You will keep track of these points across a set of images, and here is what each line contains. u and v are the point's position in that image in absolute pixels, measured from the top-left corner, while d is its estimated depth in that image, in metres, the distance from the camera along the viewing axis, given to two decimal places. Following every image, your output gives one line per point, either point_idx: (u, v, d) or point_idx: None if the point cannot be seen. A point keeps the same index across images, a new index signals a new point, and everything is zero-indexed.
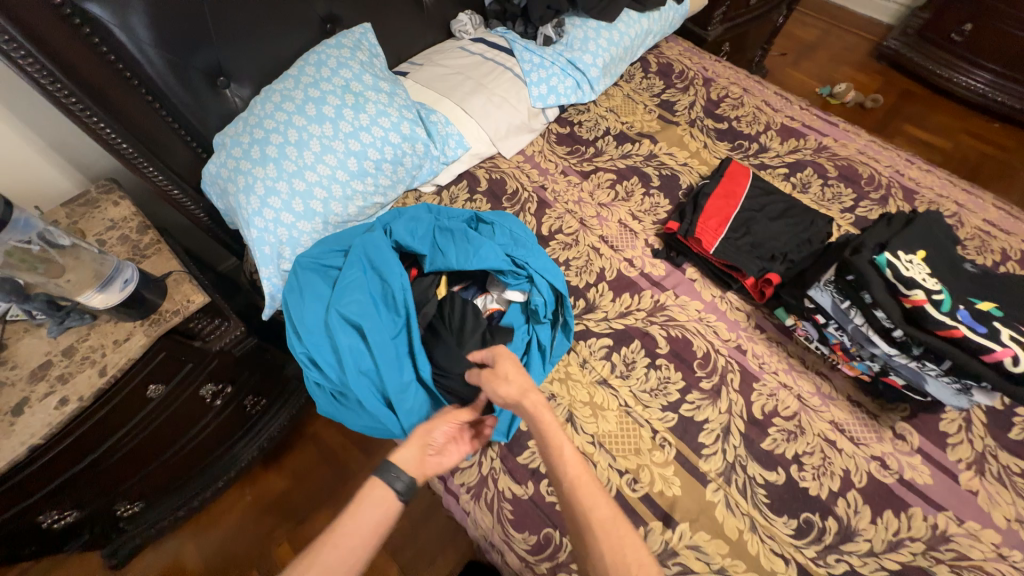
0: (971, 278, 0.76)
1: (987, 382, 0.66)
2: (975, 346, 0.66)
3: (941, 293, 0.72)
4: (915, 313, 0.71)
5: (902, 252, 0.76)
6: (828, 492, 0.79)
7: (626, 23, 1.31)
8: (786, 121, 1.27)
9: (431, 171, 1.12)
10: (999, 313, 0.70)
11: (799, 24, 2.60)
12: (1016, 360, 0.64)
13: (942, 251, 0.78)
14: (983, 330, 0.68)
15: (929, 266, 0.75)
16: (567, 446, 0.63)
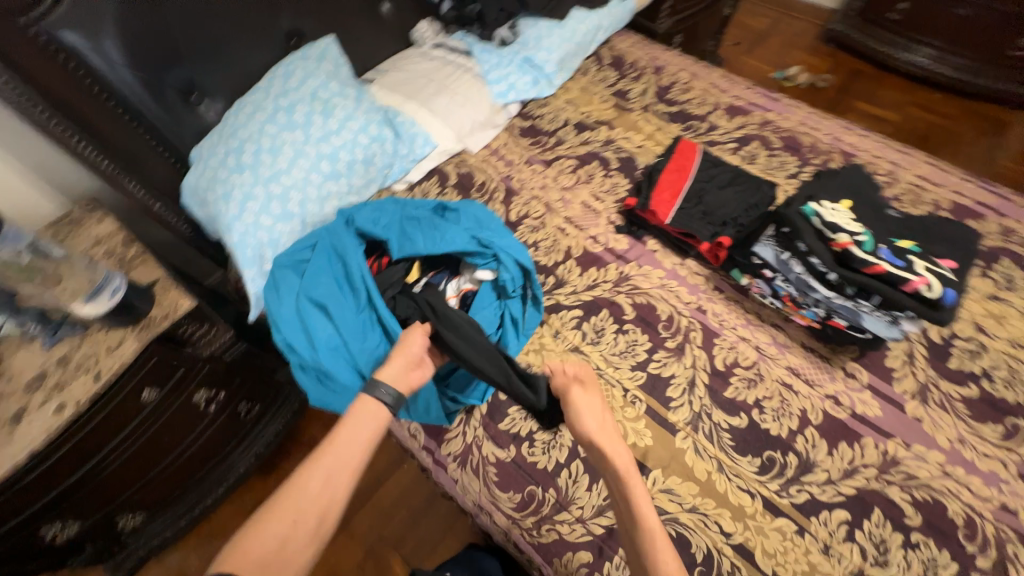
0: (891, 223, 0.85)
1: (910, 310, 0.75)
2: (895, 278, 0.76)
3: (864, 235, 0.81)
4: (843, 255, 0.80)
5: (827, 201, 0.85)
6: (788, 431, 0.85)
7: (576, 20, 1.40)
8: (733, 101, 1.36)
9: (402, 168, 1.18)
10: (915, 249, 0.80)
11: (750, 14, 2.73)
12: (928, 286, 0.74)
13: (862, 198, 0.87)
14: (901, 264, 0.77)
15: (851, 212, 0.84)
16: (660, 531, 0.64)
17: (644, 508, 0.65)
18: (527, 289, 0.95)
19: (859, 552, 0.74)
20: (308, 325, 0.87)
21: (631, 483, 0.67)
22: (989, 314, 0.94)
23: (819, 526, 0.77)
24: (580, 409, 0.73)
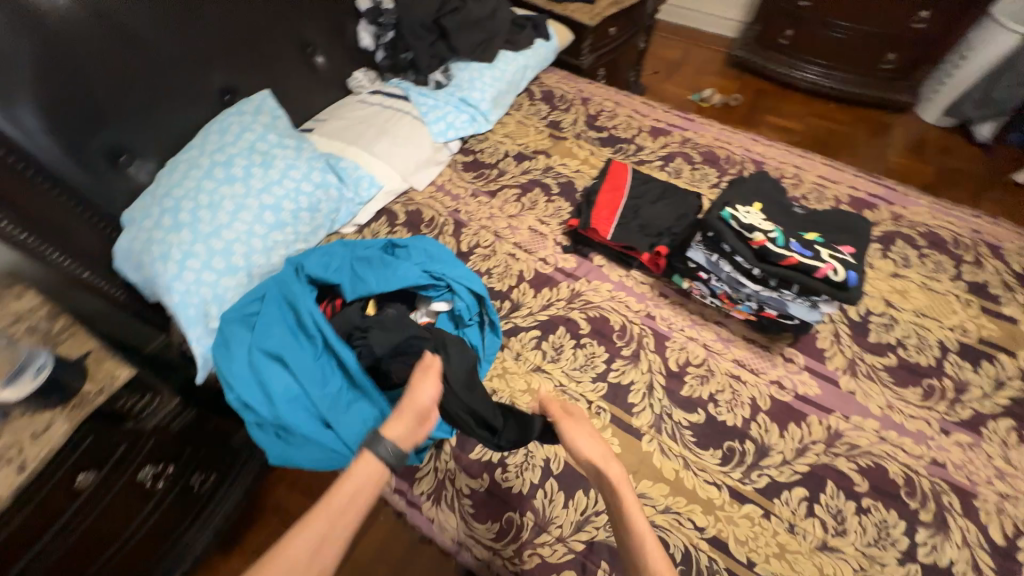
0: (798, 219, 0.96)
1: (826, 294, 0.84)
2: (808, 267, 0.84)
3: (775, 232, 0.90)
4: (762, 252, 0.88)
5: (740, 205, 0.94)
6: (742, 420, 0.90)
7: (505, 61, 1.50)
8: (655, 123, 1.50)
9: (349, 212, 1.20)
10: (820, 240, 0.90)
11: (663, 46, 3.02)
12: (835, 271, 0.83)
13: (770, 199, 0.98)
14: (810, 254, 0.86)
15: (763, 213, 0.94)
16: (654, 545, 0.68)
17: (640, 526, 0.70)
18: (483, 315, 0.97)
19: (820, 525, 0.79)
20: (263, 379, 0.84)
21: (626, 503, 0.72)
22: (894, 290, 1.07)
23: (783, 507, 0.81)
24: (578, 434, 0.77)
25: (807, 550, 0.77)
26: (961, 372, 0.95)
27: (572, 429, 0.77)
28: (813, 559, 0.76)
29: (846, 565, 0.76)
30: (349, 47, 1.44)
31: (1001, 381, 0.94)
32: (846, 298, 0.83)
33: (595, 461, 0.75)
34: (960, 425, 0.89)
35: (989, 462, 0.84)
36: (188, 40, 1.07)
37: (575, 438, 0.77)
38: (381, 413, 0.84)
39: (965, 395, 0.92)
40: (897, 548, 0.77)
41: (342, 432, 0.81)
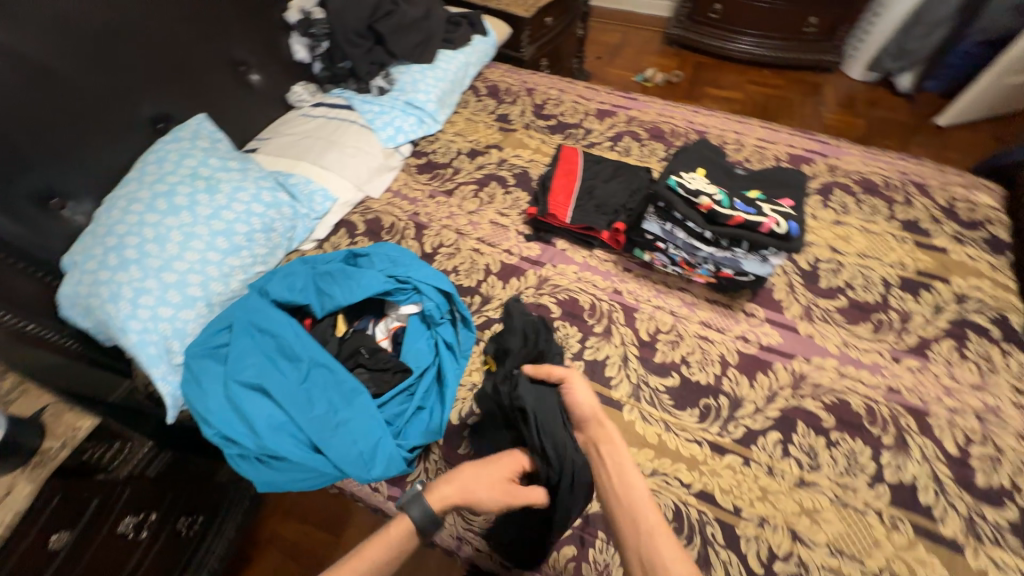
0: (740, 179, 1.00)
1: (773, 247, 0.88)
2: (752, 223, 0.88)
3: (719, 194, 0.94)
4: (709, 214, 0.91)
5: (684, 173, 0.98)
6: (714, 377, 0.95)
7: (446, 60, 1.51)
8: (600, 106, 1.53)
9: (306, 229, 1.18)
10: (762, 197, 0.95)
11: (602, 31, 3.08)
12: (777, 224, 0.87)
13: (713, 164, 1.02)
14: (754, 211, 0.90)
15: (707, 178, 0.98)
16: (648, 504, 0.67)
17: (636, 479, 0.70)
18: (454, 311, 0.98)
19: (795, 463, 0.84)
20: (240, 410, 0.77)
21: (618, 456, 0.73)
22: (838, 236, 1.13)
23: (760, 452, 0.85)
24: (578, 392, 0.80)
25: (787, 488, 0.81)
26: (904, 303, 1.02)
27: (572, 378, 0.81)
28: (794, 496, 0.80)
29: (823, 496, 0.80)
30: (285, 63, 1.41)
31: (940, 306, 1.02)
32: (791, 248, 0.88)
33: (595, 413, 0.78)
34: (908, 351, 0.96)
35: (937, 381, 0.91)
36: (110, 72, 1.02)
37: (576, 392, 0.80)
38: (371, 430, 0.78)
39: (909, 324, 0.99)
40: (866, 473, 0.82)
41: (332, 454, 0.75)
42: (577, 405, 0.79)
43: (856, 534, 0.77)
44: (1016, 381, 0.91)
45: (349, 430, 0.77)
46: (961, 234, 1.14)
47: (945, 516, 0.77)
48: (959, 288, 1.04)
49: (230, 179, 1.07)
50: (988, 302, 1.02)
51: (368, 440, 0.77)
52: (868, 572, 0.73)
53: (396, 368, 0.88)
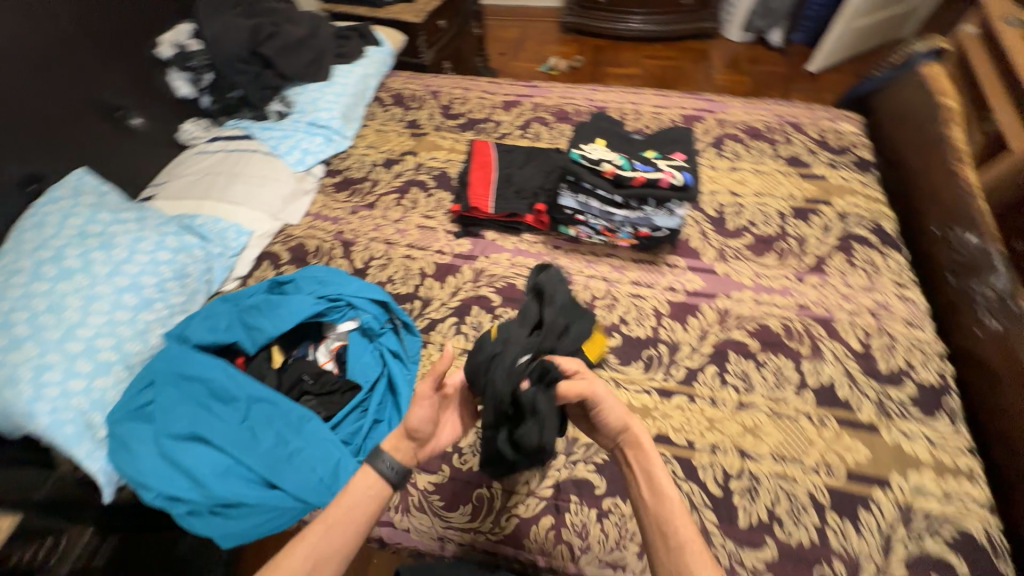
0: (637, 143, 1.08)
1: (675, 198, 0.96)
2: (652, 180, 0.95)
3: (619, 159, 1.00)
4: (614, 179, 0.97)
5: (585, 145, 1.03)
6: (652, 329, 1.01)
7: (342, 75, 1.48)
8: (505, 98, 1.57)
9: (224, 268, 1.12)
10: (658, 155, 1.03)
11: (500, 27, 3.15)
12: (674, 177, 0.95)
13: (610, 134, 1.09)
14: (652, 169, 0.98)
15: (606, 147, 1.04)
16: (682, 514, 0.63)
17: (667, 489, 0.65)
18: (394, 319, 0.97)
19: (733, 389, 0.92)
20: (179, 466, 0.71)
21: (651, 461, 0.68)
22: (735, 182, 1.25)
23: (702, 387, 0.92)
24: (607, 404, 0.69)
25: (730, 413, 0.89)
26: (799, 229, 1.14)
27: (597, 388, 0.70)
28: (736, 419, 0.88)
29: (761, 413, 0.88)
30: (168, 101, 1.33)
31: (828, 226, 1.15)
32: (689, 196, 0.97)
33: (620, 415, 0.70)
34: (809, 271, 1.07)
35: (836, 291, 1.03)
36: None
37: (600, 399, 0.69)
38: (328, 452, 0.76)
39: (806, 247, 1.11)
40: (792, 383, 0.92)
41: (291, 485, 0.73)
42: (605, 415, 0.70)
43: (793, 438, 0.85)
44: (896, 277, 1.05)
45: (305, 459, 0.75)
46: (835, 161, 1.29)
47: (860, 404, 0.88)
48: (840, 208, 1.18)
49: (126, 230, 1.00)
50: (865, 215, 1.17)
51: (327, 465, 0.75)
52: (808, 468, 0.82)
53: (345, 388, 0.86)
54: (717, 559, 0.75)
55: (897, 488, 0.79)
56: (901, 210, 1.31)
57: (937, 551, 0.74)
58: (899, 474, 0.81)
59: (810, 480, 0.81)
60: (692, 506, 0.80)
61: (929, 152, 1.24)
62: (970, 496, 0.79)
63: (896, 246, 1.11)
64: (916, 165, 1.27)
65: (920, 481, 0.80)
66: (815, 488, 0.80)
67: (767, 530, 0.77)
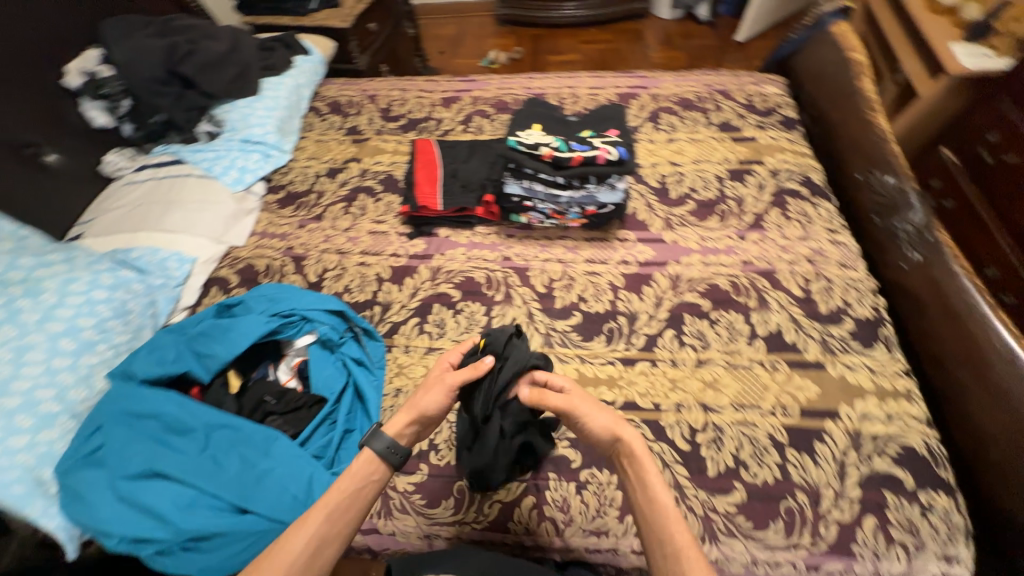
0: (572, 124, 1.11)
1: (613, 174, 1.01)
2: (589, 159, 1.00)
3: (555, 141, 1.05)
4: (553, 162, 1.02)
5: (521, 131, 1.07)
6: (610, 303, 1.04)
7: (272, 87, 1.44)
8: (444, 94, 1.57)
9: (169, 299, 1.07)
10: (592, 134, 1.07)
11: (436, 26, 3.13)
12: (609, 153, 1.01)
13: (545, 117, 1.11)
14: (587, 148, 1.03)
15: (542, 131, 1.08)
16: (677, 519, 0.62)
17: (661, 496, 0.64)
18: (354, 327, 0.96)
19: (691, 348, 0.96)
20: (141, 506, 0.68)
21: (645, 466, 0.67)
22: (673, 153, 1.30)
23: (662, 350, 0.96)
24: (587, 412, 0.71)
25: (690, 371, 0.93)
26: (736, 191, 1.20)
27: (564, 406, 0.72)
28: (697, 376, 0.92)
29: (718, 367, 0.93)
30: (84, 133, 1.25)
31: (762, 184, 1.21)
32: (627, 168, 1.02)
33: (612, 427, 0.70)
34: (749, 228, 1.13)
35: (775, 244, 1.09)
36: None
37: (579, 412, 0.71)
38: (301, 467, 0.75)
39: (744, 206, 1.17)
40: (744, 335, 0.97)
41: (266, 507, 0.71)
42: (592, 424, 0.71)
43: (749, 386, 0.90)
44: (828, 224, 1.12)
45: (277, 479, 0.73)
46: (763, 122, 1.35)
47: (807, 346, 0.94)
48: (772, 165, 1.25)
49: (55, 272, 0.94)
50: (795, 170, 1.23)
51: (301, 481, 0.74)
52: (766, 412, 0.87)
53: (311, 402, 0.85)
54: (691, 510, 0.79)
55: (846, 417, 0.85)
56: (828, 162, 1.39)
57: (886, 469, 0.81)
58: (846, 404, 0.87)
59: (769, 422, 0.86)
60: (664, 464, 0.83)
61: (846, 105, 1.32)
62: (910, 415, 0.85)
63: (825, 195, 1.18)
64: (836, 119, 1.35)
65: (866, 407, 0.86)
66: (774, 429, 0.85)
67: (735, 475, 0.81)
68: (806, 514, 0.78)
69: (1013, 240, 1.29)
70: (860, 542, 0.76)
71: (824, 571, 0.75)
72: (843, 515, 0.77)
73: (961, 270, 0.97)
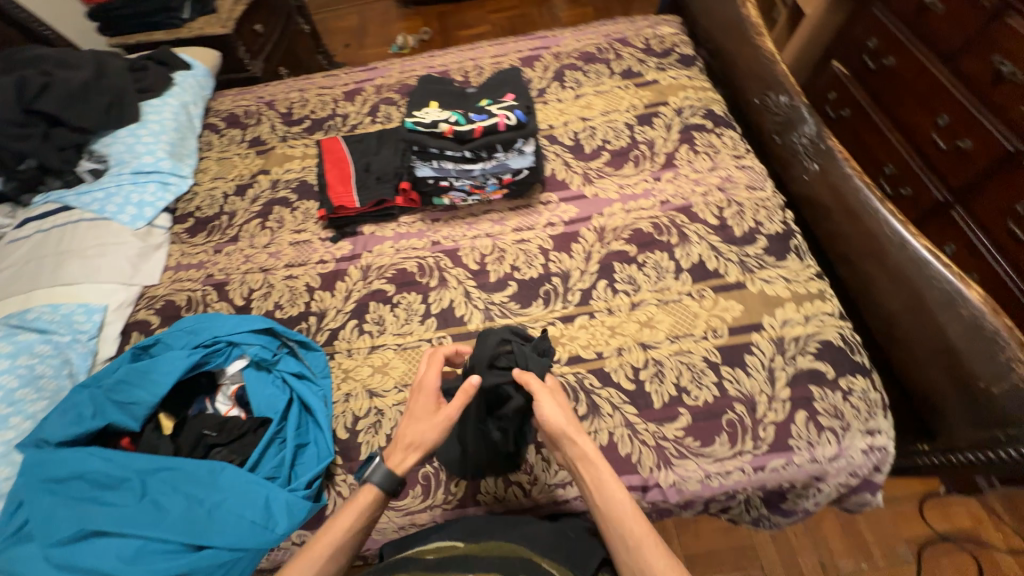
0: (469, 96, 1.11)
1: (517, 138, 1.02)
2: (489, 127, 1.00)
3: (454, 115, 1.03)
4: (455, 136, 1.01)
5: (418, 112, 1.05)
6: (543, 267, 1.05)
7: (155, 111, 1.33)
8: (345, 88, 1.50)
9: (85, 354, 0.99)
10: (490, 102, 1.07)
11: (336, 18, 2.96)
12: (507, 118, 1.01)
13: (441, 94, 1.11)
14: (486, 117, 1.03)
15: (440, 107, 1.07)
16: (632, 512, 0.68)
17: (617, 494, 0.70)
18: (288, 342, 0.93)
19: (624, 294, 0.99)
20: (81, 569, 0.66)
21: (600, 467, 0.72)
22: (582, 108, 1.31)
23: (598, 302, 0.99)
24: (546, 407, 0.73)
25: (626, 315, 0.96)
26: (646, 135, 1.23)
27: (540, 394, 0.74)
28: (632, 318, 0.96)
29: (651, 306, 0.97)
30: None
31: (669, 124, 1.24)
32: (529, 131, 1.03)
33: (570, 434, 0.73)
34: (663, 169, 1.16)
35: (687, 179, 1.14)
36: None
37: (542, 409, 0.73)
38: (250, 492, 0.74)
39: (655, 148, 1.20)
40: (670, 271, 1.01)
41: (221, 538, 0.70)
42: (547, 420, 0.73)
43: (681, 317, 0.95)
44: (733, 151, 1.17)
45: (228, 510, 0.72)
46: (662, 64, 1.38)
47: (727, 269, 0.99)
48: (677, 104, 1.28)
49: None
50: (697, 105, 1.27)
51: (256, 506, 0.73)
52: (698, 338, 0.92)
53: (255, 426, 0.83)
54: (644, 443, 0.84)
55: (769, 327, 0.92)
56: (730, 93, 1.44)
57: (809, 365, 0.88)
58: (768, 315, 0.93)
59: (702, 346, 0.91)
60: (613, 407, 0.87)
61: (735, 35, 1.36)
62: (825, 312, 0.92)
63: (728, 125, 1.23)
64: (730, 48, 1.39)
65: (785, 314, 0.93)
66: (707, 352, 0.90)
67: (679, 402, 0.86)
68: (745, 422, 0.84)
69: (901, 135, 1.37)
70: (795, 435, 0.83)
71: (769, 468, 0.82)
72: (778, 415, 0.84)
73: (851, 171, 1.03)
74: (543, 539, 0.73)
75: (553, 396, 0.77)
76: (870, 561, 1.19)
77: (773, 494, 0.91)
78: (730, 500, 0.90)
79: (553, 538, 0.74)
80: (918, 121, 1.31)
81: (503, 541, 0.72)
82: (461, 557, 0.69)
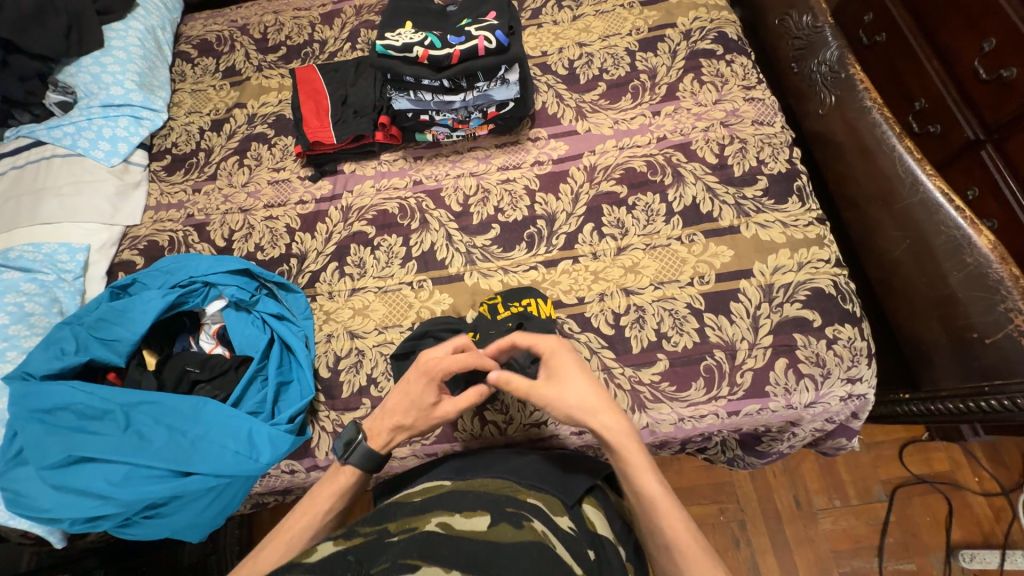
0: (447, 19, 1.02)
1: (499, 63, 0.94)
2: (467, 52, 0.92)
3: (429, 38, 0.94)
4: (431, 63, 0.93)
5: (390, 34, 0.96)
6: (528, 209, 1.00)
7: (118, 36, 1.24)
8: (322, 9, 1.37)
9: (72, 293, 1.00)
10: (469, 23, 0.97)
11: None
12: (486, 40, 0.92)
13: (417, 16, 1.02)
14: (464, 39, 0.93)
15: (413, 29, 0.97)
16: (667, 505, 0.63)
17: (648, 489, 0.64)
18: (266, 284, 0.93)
19: (610, 238, 0.95)
20: (80, 488, 0.73)
21: (630, 456, 0.66)
22: (580, 31, 1.18)
23: (583, 246, 0.95)
24: (552, 396, 0.69)
25: (611, 260, 0.93)
26: (648, 63, 1.11)
27: (539, 389, 0.70)
28: (618, 263, 0.93)
29: (638, 251, 0.93)
30: None
31: (674, 50, 1.12)
32: (512, 56, 0.94)
33: (581, 420, 0.68)
34: (663, 102, 1.06)
35: (689, 113, 1.04)
36: None
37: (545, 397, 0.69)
38: (230, 428, 0.77)
39: (657, 78, 1.09)
40: (661, 215, 0.95)
41: (204, 468, 0.75)
42: (557, 410, 0.69)
43: (667, 263, 0.91)
44: (743, 81, 1.06)
45: (212, 441, 0.76)
46: None
47: (721, 213, 0.94)
48: (685, 27, 1.14)
49: None
50: (708, 27, 1.14)
51: (239, 437, 0.77)
52: (684, 284, 0.89)
53: (237, 363, 0.85)
54: (619, 387, 0.84)
55: (759, 274, 0.88)
56: (749, 14, 1.29)
57: (797, 313, 0.85)
58: (760, 261, 0.89)
59: (687, 293, 0.88)
60: (591, 351, 0.87)
61: None
62: (820, 258, 0.88)
63: (740, 50, 1.10)
64: None
65: (778, 260, 0.89)
66: (691, 298, 0.88)
67: (657, 347, 0.85)
68: (723, 368, 0.83)
69: (938, 62, 1.13)
70: (773, 382, 0.82)
71: (743, 413, 0.82)
72: (758, 361, 0.83)
73: (872, 104, 0.94)
74: (532, 475, 0.71)
75: (550, 384, 0.70)
76: (843, 499, 1.23)
77: (748, 437, 0.93)
78: (706, 441, 0.92)
79: (542, 471, 0.72)
80: (959, 48, 1.07)
81: (490, 476, 0.70)
82: (448, 493, 0.64)
